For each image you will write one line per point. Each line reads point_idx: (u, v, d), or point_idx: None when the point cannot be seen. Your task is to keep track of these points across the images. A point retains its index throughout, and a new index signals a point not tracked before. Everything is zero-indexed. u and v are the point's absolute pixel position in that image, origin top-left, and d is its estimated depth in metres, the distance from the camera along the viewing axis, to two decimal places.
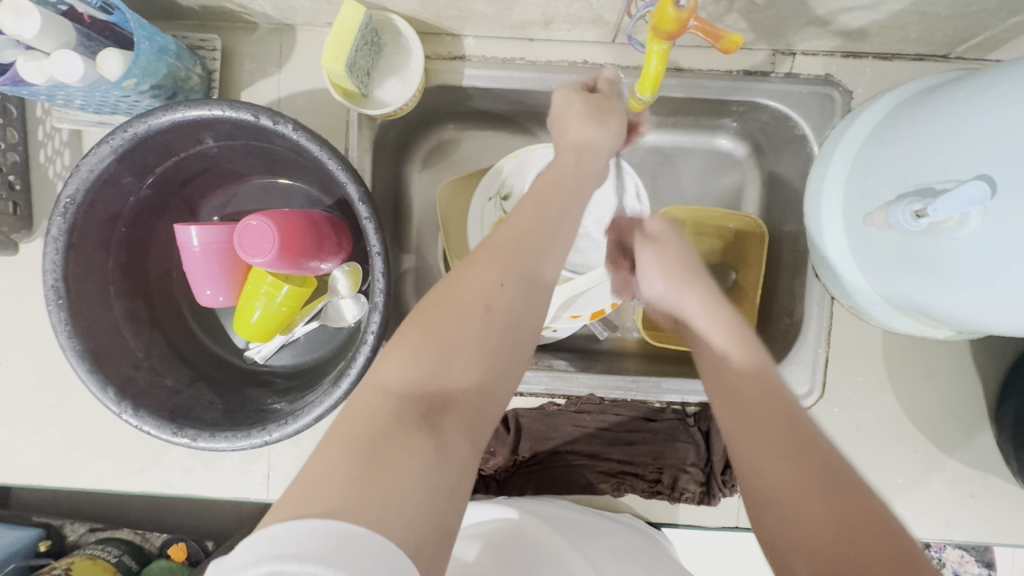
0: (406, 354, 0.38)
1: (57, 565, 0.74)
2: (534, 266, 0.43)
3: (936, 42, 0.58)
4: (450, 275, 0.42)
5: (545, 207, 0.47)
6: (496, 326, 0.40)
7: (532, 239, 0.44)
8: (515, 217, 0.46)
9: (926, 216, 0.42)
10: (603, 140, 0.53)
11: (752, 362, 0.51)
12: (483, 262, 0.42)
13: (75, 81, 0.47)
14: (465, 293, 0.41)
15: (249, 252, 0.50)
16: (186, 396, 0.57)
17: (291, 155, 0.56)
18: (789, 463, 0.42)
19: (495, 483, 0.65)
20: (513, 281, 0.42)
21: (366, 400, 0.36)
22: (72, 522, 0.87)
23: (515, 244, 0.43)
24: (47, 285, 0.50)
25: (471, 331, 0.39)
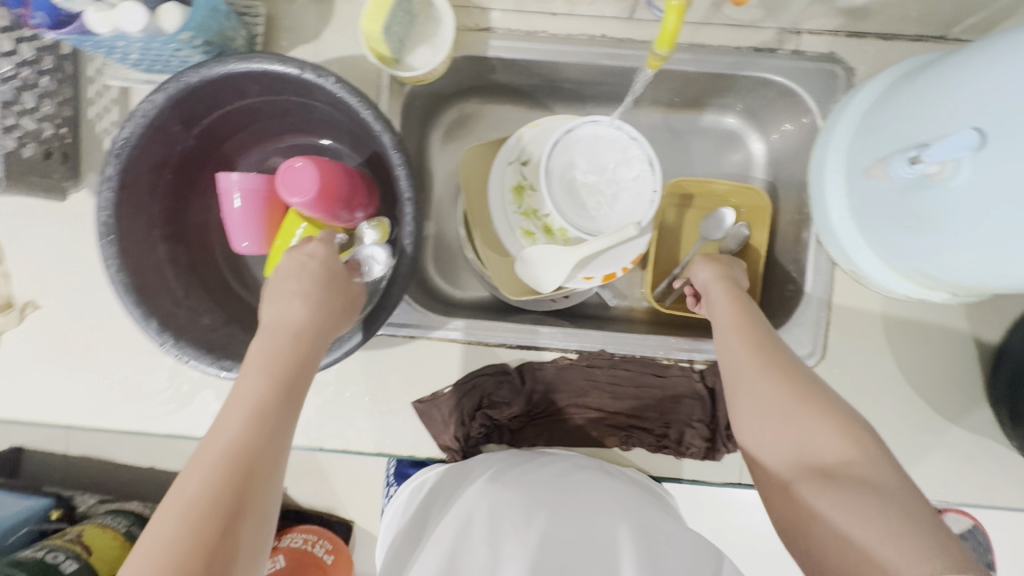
0: (183, 531, 0.35)
1: (69, 532, 0.82)
2: (279, 414, 0.42)
3: (934, 21, 0.62)
4: (207, 441, 0.40)
5: (291, 357, 0.45)
6: (237, 501, 0.37)
7: (247, 439, 0.40)
8: (257, 374, 0.43)
9: (922, 161, 0.46)
10: (297, 304, 0.48)
11: (758, 329, 0.54)
12: (178, 499, 0.36)
13: (137, 30, 0.51)
14: (196, 472, 0.38)
15: (289, 190, 0.54)
16: (221, 335, 0.60)
17: (328, 112, 0.60)
18: (792, 399, 0.48)
19: (509, 432, 0.68)
20: (224, 511, 0.37)
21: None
22: (82, 494, 0.91)
23: (230, 455, 0.38)
24: (99, 221, 0.53)
25: (240, 476, 0.38)
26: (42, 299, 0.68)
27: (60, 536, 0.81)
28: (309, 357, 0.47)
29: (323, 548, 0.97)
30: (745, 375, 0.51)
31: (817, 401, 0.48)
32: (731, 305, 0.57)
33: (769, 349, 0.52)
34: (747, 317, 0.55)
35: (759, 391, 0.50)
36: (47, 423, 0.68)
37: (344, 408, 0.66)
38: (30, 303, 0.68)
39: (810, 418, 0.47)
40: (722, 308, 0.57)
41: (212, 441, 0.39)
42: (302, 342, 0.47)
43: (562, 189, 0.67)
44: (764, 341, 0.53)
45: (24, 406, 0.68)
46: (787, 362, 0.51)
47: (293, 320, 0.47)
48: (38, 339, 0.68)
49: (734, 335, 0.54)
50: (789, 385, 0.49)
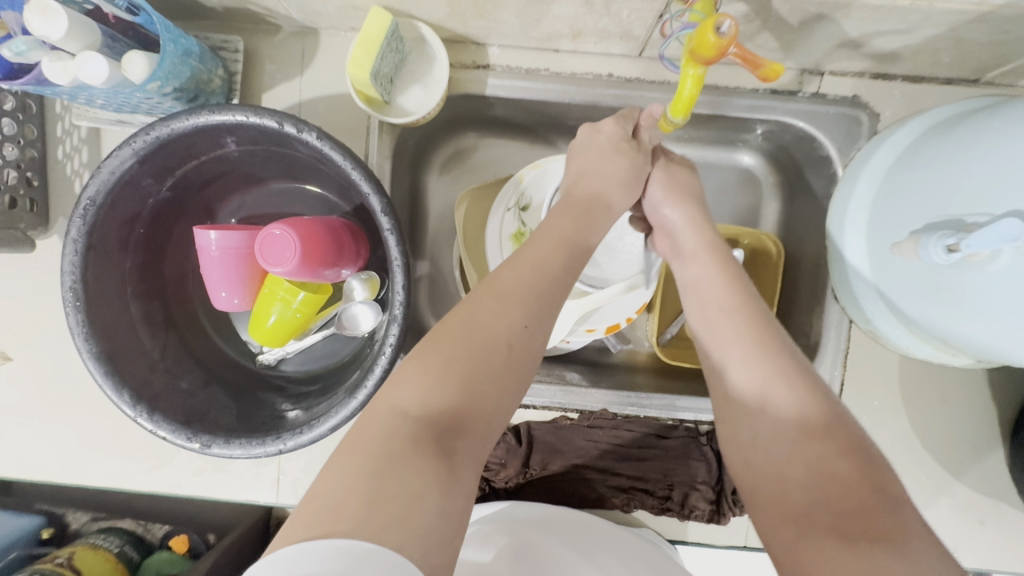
0: (478, 346, 0.39)
1: (58, 554, 0.75)
2: (528, 344, 0.41)
3: (968, 67, 0.57)
4: (479, 290, 0.43)
5: (544, 285, 0.44)
6: (520, 352, 0.41)
7: (522, 302, 0.42)
8: (512, 301, 0.42)
9: (959, 250, 0.42)
10: (618, 191, 0.55)
11: (734, 275, 0.50)
12: (482, 319, 0.41)
13: (100, 82, 0.46)
14: (445, 350, 0.39)
15: (268, 259, 0.50)
16: (200, 400, 0.57)
17: (312, 162, 0.56)
18: (759, 360, 0.44)
19: (506, 492, 0.65)
20: (506, 355, 0.40)
21: (430, 362, 0.39)
22: (74, 511, 0.88)
23: (496, 303, 0.42)
24: (65, 286, 0.49)
25: (491, 372, 0.39)
26: (12, 351, 0.64)
27: (50, 559, 0.74)
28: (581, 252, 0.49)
29: None
30: (711, 328, 0.48)
31: (785, 368, 0.43)
32: (720, 282, 0.49)
33: (770, 341, 0.45)
34: (746, 307, 0.47)
35: (726, 351, 0.46)
36: (24, 478, 0.65)
37: None
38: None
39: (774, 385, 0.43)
40: (705, 266, 0.51)
41: (490, 294, 0.42)
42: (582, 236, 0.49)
43: None
44: (761, 335, 0.45)
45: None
46: (792, 358, 0.44)
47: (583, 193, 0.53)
48: (10, 392, 0.64)
49: (722, 323, 0.47)
50: (801, 399, 0.41)
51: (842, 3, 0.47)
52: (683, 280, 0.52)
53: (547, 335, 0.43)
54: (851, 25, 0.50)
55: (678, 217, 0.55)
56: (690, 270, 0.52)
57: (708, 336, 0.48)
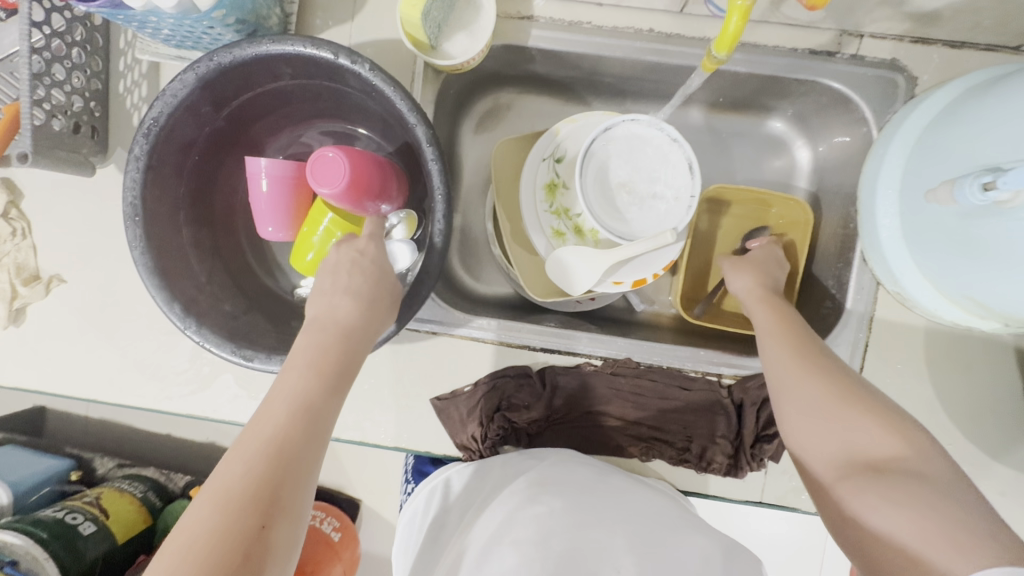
0: (212, 528, 0.35)
1: (87, 494, 0.81)
2: (319, 412, 0.41)
3: (1011, 31, 0.57)
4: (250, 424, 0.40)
5: (302, 402, 0.41)
6: (270, 492, 0.37)
7: (271, 447, 0.38)
8: (249, 437, 0.39)
9: (995, 189, 0.42)
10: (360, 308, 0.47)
11: (797, 328, 0.54)
12: (216, 487, 0.37)
13: (170, 6, 0.49)
14: (242, 454, 0.38)
15: (318, 180, 0.52)
16: (243, 322, 0.59)
17: (360, 99, 0.58)
18: (828, 386, 0.48)
19: (527, 436, 0.67)
20: (248, 493, 0.36)
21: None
22: (101, 458, 0.90)
23: (244, 452, 0.38)
24: (126, 201, 0.53)
25: (270, 479, 0.37)
26: (68, 273, 0.68)
27: (80, 497, 0.80)
28: (352, 367, 0.46)
29: (330, 524, 0.95)
30: (780, 374, 0.51)
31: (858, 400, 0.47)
32: (776, 328, 0.54)
33: (810, 352, 0.52)
34: (788, 327, 0.54)
35: (799, 387, 0.49)
36: (70, 395, 0.69)
37: (362, 399, 0.65)
38: (54, 277, 0.68)
39: (854, 417, 0.46)
40: (766, 314, 0.57)
41: (239, 443, 0.39)
42: (352, 343, 0.46)
43: (597, 187, 0.65)
44: (811, 349, 0.52)
45: (49, 377, 0.68)
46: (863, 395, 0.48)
47: (340, 313, 0.47)
48: (63, 313, 0.68)
49: (778, 335, 0.53)
50: (830, 383, 0.49)
51: None
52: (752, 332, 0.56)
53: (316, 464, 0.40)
54: None
55: (732, 279, 0.63)
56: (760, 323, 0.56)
57: (779, 385, 0.51)
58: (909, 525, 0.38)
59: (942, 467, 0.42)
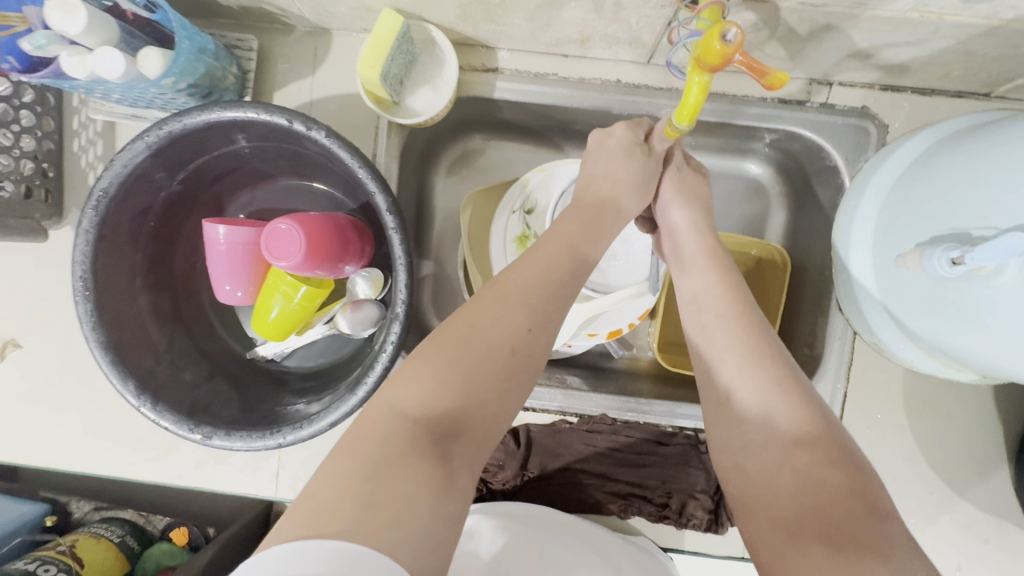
0: (482, 345, 0.40)
1: (60, 543, 0.77)
2: (530, 356, 0.41)
3: (979, 81, 0.57)
4: (488, 297, 0.43)
5: (537, 295, 0.43)
6: (523, 348, 0.41)
7: (536, 298, 0.43)
8: (507, 305, 0.42)
9: (963, 264, 0.41)
10: (634, 196, 0.55)
11: (739, 292, 0.49)
12: (494, 312, 0.41)
13: (115, 77, 0.47)
14: (482, 330, 0.41)
15: (274, 254, 0.51)
16: (203, 393, 0.57)
17: (321, 160, 0.56)
18: (778, 387, 0.43)
19: (503, 494, 0.65)
20: (508, 348, 0.40)
21: (433, 363, 0.39)
22: (77, 500, 0.87)
23: (499, 310, 0.41)
24: (76, 275, 0.50)
25: (493, 374, 0.39)
26: (23, 338, 0.65)
27: (53, 546, 0.77)
28: (579, 273, 0.47)
29: None
30: (721, 356, 0.46)
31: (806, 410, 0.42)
32: (721, 289, 0.49)
33: (767, 347, 0.45)
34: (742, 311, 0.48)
35: (740, 370, 0.45)
36: (27, 463, 0.66)
37: None
38: (10, 342, 0.65)
39: (793, 426, 0.42)
40: (704, 274, 0.51)
41: (491, 309, 0.42)
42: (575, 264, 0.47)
43: None
44: (761, 348, 0.45)
45: (6, 445, 0.66)
46: (805, 396, 0.43)
47: (600, 194, 0.53)
48: (20, 379, 0.66)
49: (728, 332, 0.47)
50: (795, 413, 0.42)
51: (851, 14, 0.46)
52: (689, 296, 0.51)
53: (548, 347, 0.43)
54: (860, 36, 0.50)
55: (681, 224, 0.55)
56: (697, 285, 0.51)
57: (715, 364, 0.47)
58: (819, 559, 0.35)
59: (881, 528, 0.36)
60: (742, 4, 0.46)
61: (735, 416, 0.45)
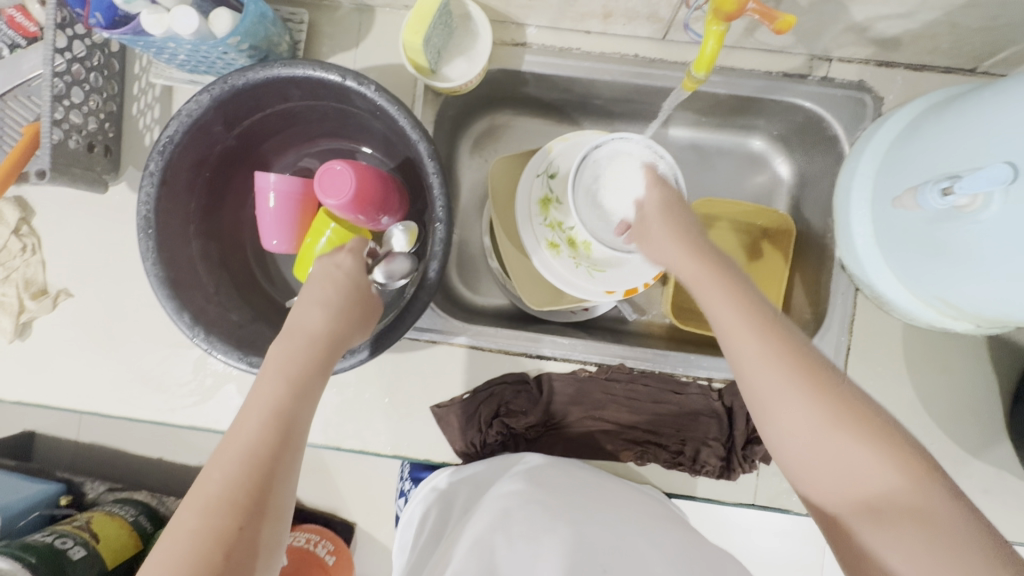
0: (226, 475, 0.41)
1: (78, 518, 0.84)
2: (292, 421, 0.44)
3: (965, 55, 0.62)
4: (246, 405, 0.45)
5: (286, 386, 0.45)
6: (272, 455, 0.42)
7: (274, 409, 0.44)
8: (248, 410, 0.44)
9: (953, 195, 0.46)
10: (357, 328, 0.52)
11: (755, 304, 0.50)
12: (237, 440, 0.42)
13: (189, 33, 0.53)
14: (241, 437, 0.42)
15: (325, 192, 0.56)
16: (248, 332, 0.61)
17: (365, 118, 0.61)
18: (807, 387, 0.45)
19: (525, 440, 0.69)
20: (261, 449, 0.42)
21: (174, 537, 0.38)
22: (92, 481, 0.95)
23: (252, 425, 0.43)
24: (139, 214, 0.55)
25: (228, 498, 0.40)
26: (76, 287, 0.70)
27: (71, 522, 0.83)
28: (316, 333, 0.49)
29: (325, 549, 0.97)
30: (744, 348, 0.48)
31: (845, 410, 0.44)
32: (743, 312, 0.49)
33: (777, 332, 0.48)
34: (757, 319, 0.49)
35: (765, 366, 0.47)
36: (71, 407, 0.69)
37: (362, 409, 0.67)
38: (62, 291, 0.69)
39: (847, 441, 0.43)
40: (723, 304, 0.51)
41: (244, 420, 0.44)
42: (307, 341, 0.49)
43: (586, 203, 0.67)
44: (779, 336, 0.48)
45: (51, 390, 0.69)
46: (826, 382, 0.45)
47: (316, 326, 0.50)
48: (69, 326, 0.70)
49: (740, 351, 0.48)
50: (822, 398, 0.45)
51: None
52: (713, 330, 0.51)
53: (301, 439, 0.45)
54: (856, 8, 0.56)
55: (664, 254, 0.58)
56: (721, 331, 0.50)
57: (739, 354, 0.48)
58: (912, 558, 0.38)
59: (934, 494, 0.40)
60: None
61: (767, 395, 0.46)
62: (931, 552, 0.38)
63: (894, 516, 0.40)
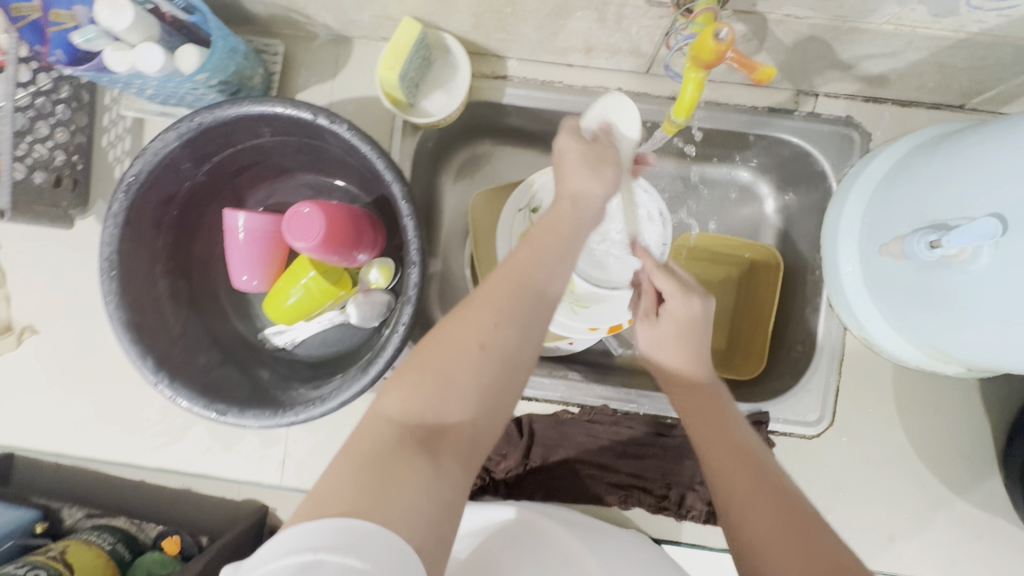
0: (472, 331, 0.41)
1: (51, 547, 0.60)
2: (530, 317, 0.43)
3: (952, 93, 0.61)
4: (497, 272, 0.45)
5: (520, 290, 0.44)
6: (510, 345, 0.42)
7: (516, 287, 0.44)
8: (483, 304, 0.43)
9: (940, 247, 0.44)
10: (591, 180, 0.52)
11: (727, 411, 0.53)
12: (479, 305, 0.43)
13: (155, 70, 0.51)
14: (490, 312, 0.42)
15: (294, 236, 0.54)
16: (217, 376, 0.59)
17: (339, 154, 0.60)
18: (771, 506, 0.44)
19: (505, 485, 0.66)
20: (506, 323, 0.42)
21: (423, 365, 0.41)
22: (69, 504, 0.67)
23: (498, 298, 0.43)
24: (102, 256, 0.53)
25: (466, 370, 0.41)
26: (42, 324, 0.67)
27: (41, 551, 0.60)
28: (569, 248, 0.49)
29: None
30: (720, 464, 0.49)
31: (808, 533, 0.42)
32: (712, 413, 0.53)
33: (749, 453, 0.49)
34: (734, 433, 0.51)
35: (734, 484, 0.47)
36: (36, 449, 0.67)
37: None
38: (27, 328, 0.67)
39: (803, 553, 0.40)
40: (695, 396, 0.55)
41: (490, 285, 0.44)
42: (555, 243, 0.48)
43: None
44: (751, 452, 0.49)
45: (17, 431, 0.67)
46: (790, 502, 0.44)
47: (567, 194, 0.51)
48: (34, 364, 0.67)
49: (718, 440, 0.50)
50: (781, 511, 0.43)
51: (832, 27, 0.51)
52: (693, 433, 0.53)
53: (531, 344, 0.43)
54: (842, 48, 0.54)
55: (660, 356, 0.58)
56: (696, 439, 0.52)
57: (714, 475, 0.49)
58: None
59: None
60: (733, 15, 0.51)
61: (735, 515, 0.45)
62: None
63: None
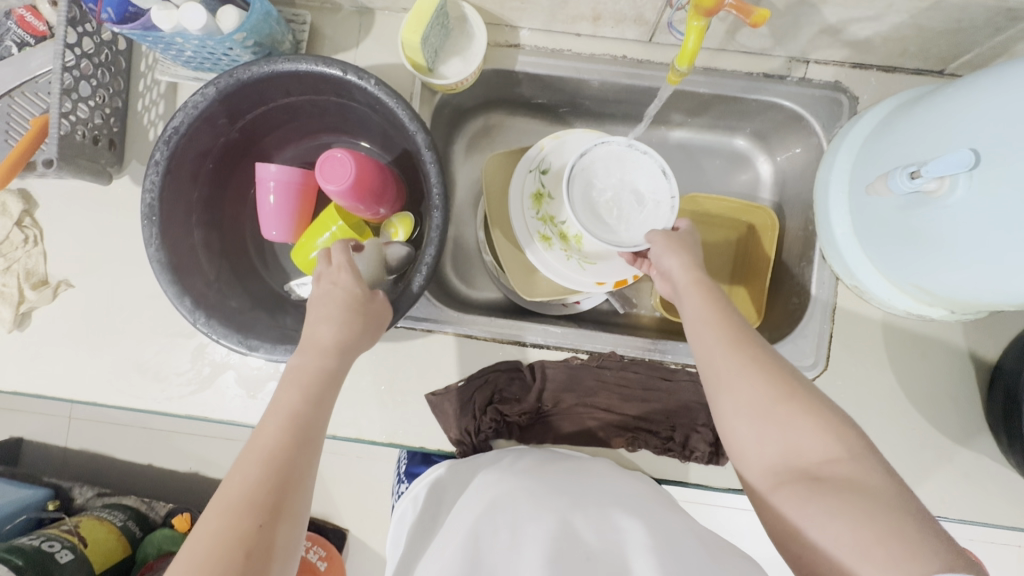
0: (265, 450, 0.44)
1: (66, 522, 0.90)
2: (316, 416, 0.47)
3: (932, 57, 0.66)
4: (278, 391, 0.49)
5: (307, 392, 0.48)
6: (298, 447, 0.45)
7: (305, 393, 0.48)
8: (271, 418, 0.46)
9: (922, 179, 0.48)
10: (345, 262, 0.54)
11: (720, 303, 0.54)
12: (269, 423, 0.46)
13: (198, 27, 0.55)
14: (270, 429, 0.45)
15: (326, 179, 0.58)
16: (248, 318, 0.62)
17: (365, 112, 0.64)
18: (765, 382, 0.48)
19: (519, 428, 0.70)
20: (280, 430, 0.45)
21: (208, 517, 0.40)
22: (80, 487, 1.01)
23: (287, 411, 0.46)
24: (144, 201, 0.56)
25: (265, 482, 0.42)
26: (77, 278, 0.71)
27: (59, 526, 0.89)
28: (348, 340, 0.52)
29: None
30: (721, 362, 0.50)
31: (797, 399, 0.47)
32: (710, 314, 0.53)
33: (745, 339, 0.51)
34: (730, 324, 0.52)
35: (738, 381, 0.49)
36: (68, 398, 0.70)
37: (356, 397, 0.68)
38: (63, 282, 0.70)
39: (794, 416, 0.46)
40: (693, 298, 0.55)
41: (276, 406, 0.47)
42: (327, 342, 0.51)
43: (581, 200, 0.68)
44: (749, 342, 0.50)
45: (49, 380, 0.70)
46: (781, 377, 0.48)
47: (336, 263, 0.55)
48: (67, 316, 0.70)
49: (714, 327, 0.52)
50: (773, 383, 0.48)
51: None
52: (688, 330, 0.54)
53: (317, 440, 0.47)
54: (830, 10, 0.59)
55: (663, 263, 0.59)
56: (694, 329, 0.53)
57: (715, 375, 0.50)
58: (847, 535, 0.39)
59: (878, 479, 0.41)
60: None
61: (732, 399, 0.49)
62: (875, 527, 0.38)
63: (834, 482, 0.42)
